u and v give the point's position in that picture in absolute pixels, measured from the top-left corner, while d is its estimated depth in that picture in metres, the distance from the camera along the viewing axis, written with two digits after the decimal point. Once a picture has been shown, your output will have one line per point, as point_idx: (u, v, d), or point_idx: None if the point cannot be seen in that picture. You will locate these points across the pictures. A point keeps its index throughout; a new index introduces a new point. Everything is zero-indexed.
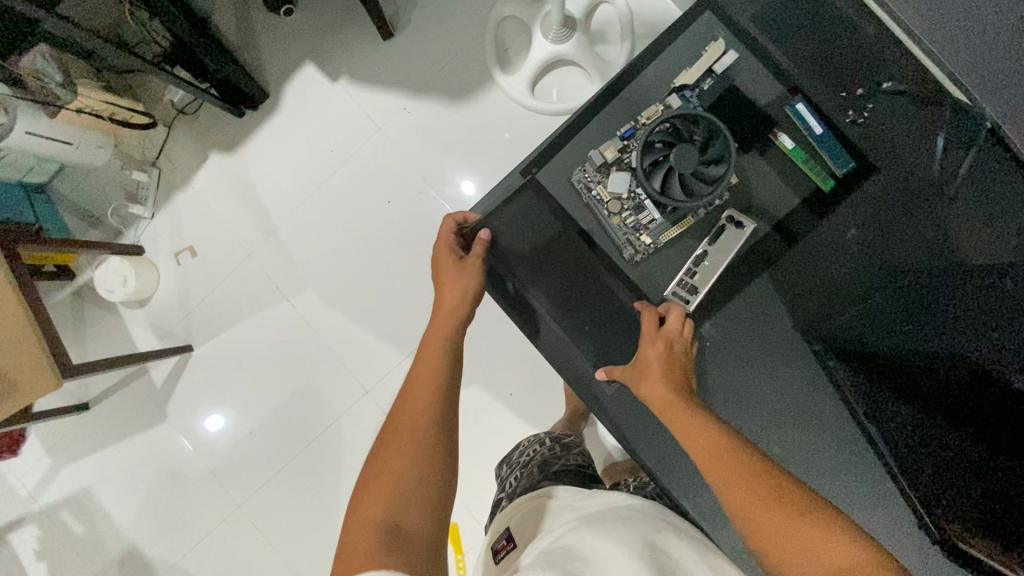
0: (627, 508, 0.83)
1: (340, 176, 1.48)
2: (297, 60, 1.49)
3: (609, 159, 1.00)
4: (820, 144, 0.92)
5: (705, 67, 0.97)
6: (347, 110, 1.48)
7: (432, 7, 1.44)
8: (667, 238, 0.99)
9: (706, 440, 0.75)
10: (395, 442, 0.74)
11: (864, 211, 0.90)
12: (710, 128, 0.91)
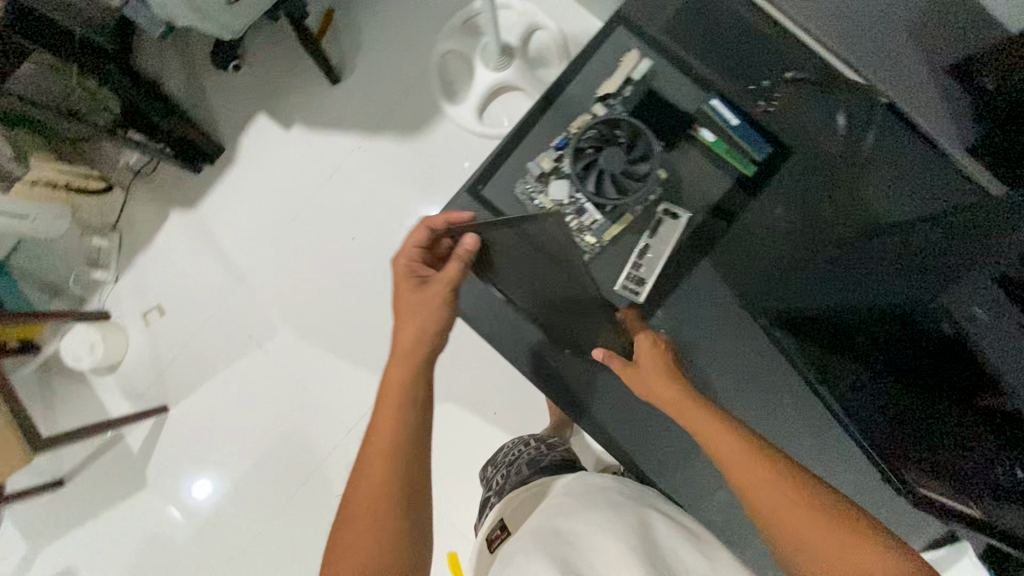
0: (614, 495, 0.82)
1: (303, 220, 1.46)
2: (249, 110, 1.49)
3: (546, 170, 0.98)
4: (740, 135, 0.92)
5: (624, 75, 0.96)
6: (303, 155, 1.47)
7: (376, 47, 1.47)
8: (611, 236, 0.97)
9: (720, 439, 0.71)
10: (367, 496, 0.68)
11: (785, 190, 0.91)
12: (633, 129, 0.92)
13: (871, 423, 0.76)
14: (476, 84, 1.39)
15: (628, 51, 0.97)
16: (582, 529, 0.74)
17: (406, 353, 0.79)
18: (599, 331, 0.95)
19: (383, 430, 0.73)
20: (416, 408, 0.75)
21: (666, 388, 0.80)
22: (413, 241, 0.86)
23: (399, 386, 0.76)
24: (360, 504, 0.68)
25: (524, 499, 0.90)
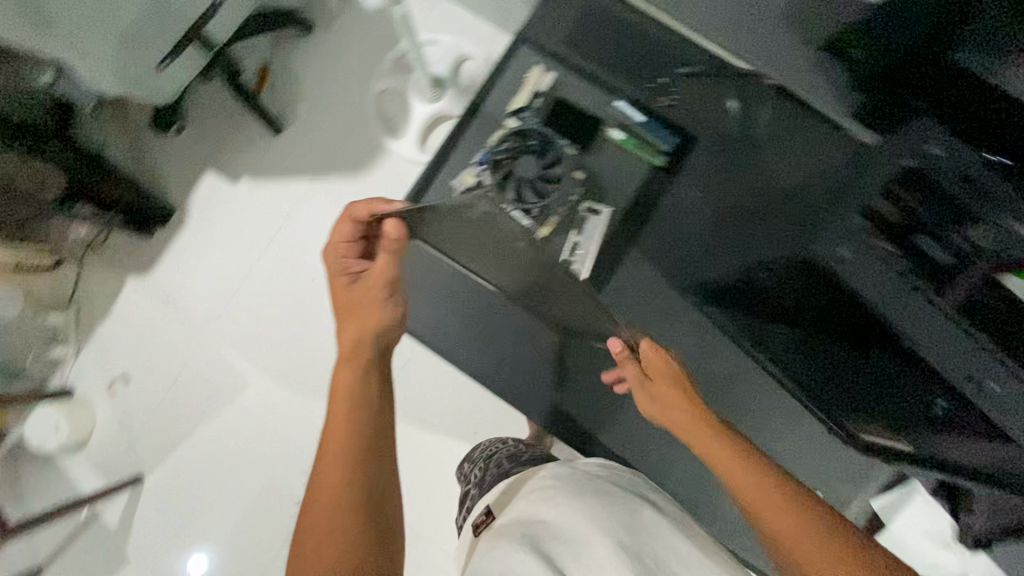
0: (595, 485, 0.86)
1: (262, 267, 1.48)
2: (196, 169, 1.52)
3: (470, 184, 1.06)
4: (644, 128, 1.02)
5: (532, 91, 1.07)
6: (255, 205, 1.49)
7: (314, 95, 1.51)
8: (542, 235, 1.03)
9: (737, 469, 0.71)
10: (328, 497, 0.71)
11: (700, 174, 1.03)
12: (544, 139, 1.04)
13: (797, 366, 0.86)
14: (413, 117, 1.45)
15: (531, 65, 1.08)
16: (567, 521, 0.78)
17: (350, 353, 0.82)
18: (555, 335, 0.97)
19: (337, 432, 0.75)
20: (368, 409, 0.78)
21: (684, 416, 0.78)
22: (342, 236, 0.84)
23: (348, 387, 0.79)
24: (321, 504, 0.71)
25: (508, 491, 0.94)
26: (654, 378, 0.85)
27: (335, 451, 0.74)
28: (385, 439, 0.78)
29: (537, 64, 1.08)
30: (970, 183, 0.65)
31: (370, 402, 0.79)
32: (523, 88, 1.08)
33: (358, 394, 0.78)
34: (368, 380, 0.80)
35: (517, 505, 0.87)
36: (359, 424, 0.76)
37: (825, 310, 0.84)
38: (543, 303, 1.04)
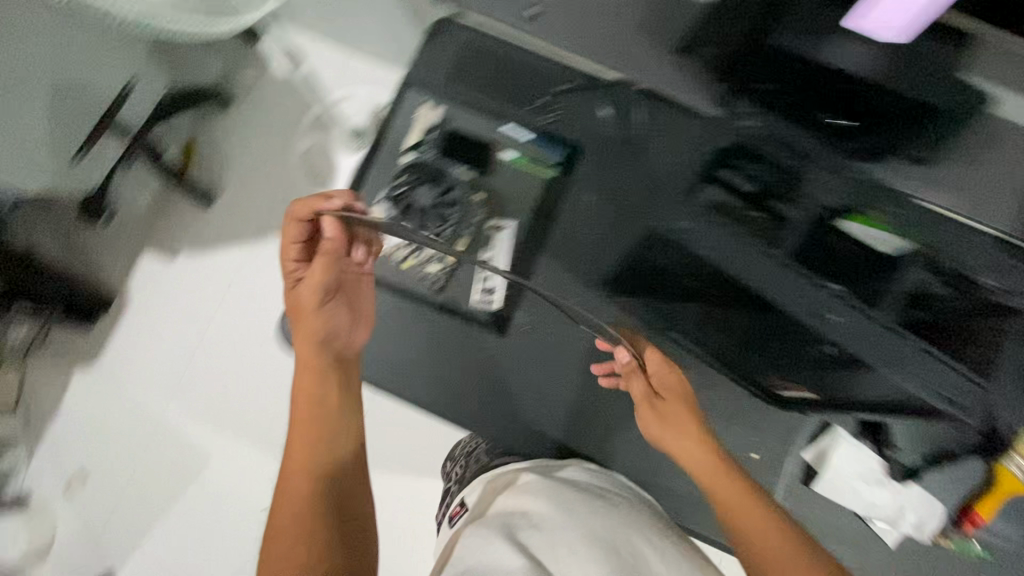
0: (570, 484, 0.92)
1: (213, 336, 1.48)
2: (132, 250, 1.52)
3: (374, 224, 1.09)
4: (532, 148, 1.05)
5: (423, 126, 1.10)
6: (198, 276, 1.51)
7: (241, 163, 1.56)
8: (450, 258, 1.09)
9: (747, 504, 0.80)
10: (296, 481, 0.84)
11: (595, 180, 1.04)
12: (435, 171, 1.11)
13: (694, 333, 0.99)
14: (342, 169, 1.53)
15: (415, 104, 1.09)
16: (546, 510, 0.84)
17: (305, 359, 0.90)
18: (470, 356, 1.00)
19: (301, 427, 0.88)
20: (328, 407, 0.90)
21: (689, 446, 0.85)
22: (293, 229, 0.90)
23: (308, 390, 0.90)
24: (292, 487, 0.84)
25: (490, 491, 0.95)
26: (668, 400, 0.88)
27: (301, 444, 0.87)
28: (345, 429, 0.91)
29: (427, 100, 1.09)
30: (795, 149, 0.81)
31: (332, 401, 0.90)
32: (416, 125, 1.10)
33: (317, 392, 0.89)
34: (326, 379, 0.90)
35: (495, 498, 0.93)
36: (321, 422, 0.88)
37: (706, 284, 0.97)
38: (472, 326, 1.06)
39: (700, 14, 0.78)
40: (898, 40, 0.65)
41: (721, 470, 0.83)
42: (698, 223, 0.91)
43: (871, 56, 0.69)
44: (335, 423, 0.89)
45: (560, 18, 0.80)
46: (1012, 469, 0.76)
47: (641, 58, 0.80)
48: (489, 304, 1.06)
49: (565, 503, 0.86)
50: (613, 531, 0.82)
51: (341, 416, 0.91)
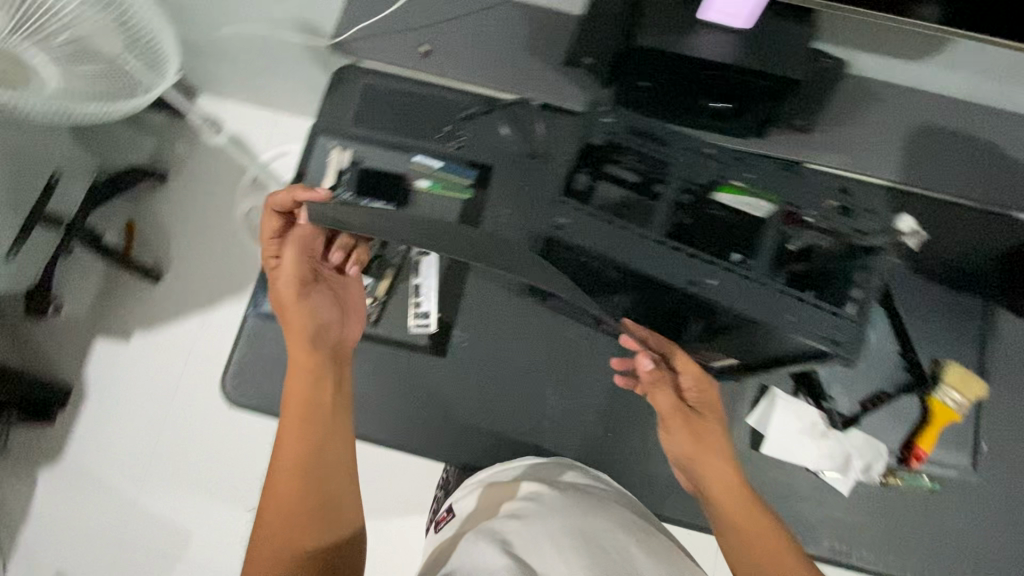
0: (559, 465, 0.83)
1: (180, 410, 1.46)
2: (85, 340, 1.50)
3: None
4: (448, 172, 0.91)
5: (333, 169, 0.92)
6: (156, 353, 1.49)
7: (183, 234, 1.56)
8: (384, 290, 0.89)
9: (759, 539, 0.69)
10: (285, 487, 0.69)
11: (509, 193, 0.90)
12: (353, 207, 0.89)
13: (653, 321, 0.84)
14: None
15: (329, 149, 0.93)
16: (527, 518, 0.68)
17: (295, 356, 0.76)
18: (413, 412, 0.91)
19: (289, 419, 0.73)
20: (330, 414, 0.75)
21: (722, 469, 0.75)
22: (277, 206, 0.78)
23: (301, 391, 0.74)
24: (274, 495, 0.69)
25: (483, 502, 0.77)
26: (703, 416, 0.79)
27: (289, 451, 0.70)
28: (339, 432, 0.75)
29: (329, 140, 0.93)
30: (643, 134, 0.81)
31: (333, 409, 0.75)
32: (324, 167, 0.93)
33: (313, 395, 0.74)
34: (322, 386, 0.75)
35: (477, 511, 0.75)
36: (317, 428, 0.73)
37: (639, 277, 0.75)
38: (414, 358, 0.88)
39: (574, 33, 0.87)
40: (744, 28, 0.73)
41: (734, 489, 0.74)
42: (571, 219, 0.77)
43: (735, 42, 0.74)
44: (326, 428, 0.74)
45: (450, 55, 0.91)
46: (942, 399, 0.82)
47: (525, 83, 0.91)
48: (428, 327, 0.88)
49: (570, 510, 0.71)
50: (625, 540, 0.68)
51: (339, 430, 0.75)
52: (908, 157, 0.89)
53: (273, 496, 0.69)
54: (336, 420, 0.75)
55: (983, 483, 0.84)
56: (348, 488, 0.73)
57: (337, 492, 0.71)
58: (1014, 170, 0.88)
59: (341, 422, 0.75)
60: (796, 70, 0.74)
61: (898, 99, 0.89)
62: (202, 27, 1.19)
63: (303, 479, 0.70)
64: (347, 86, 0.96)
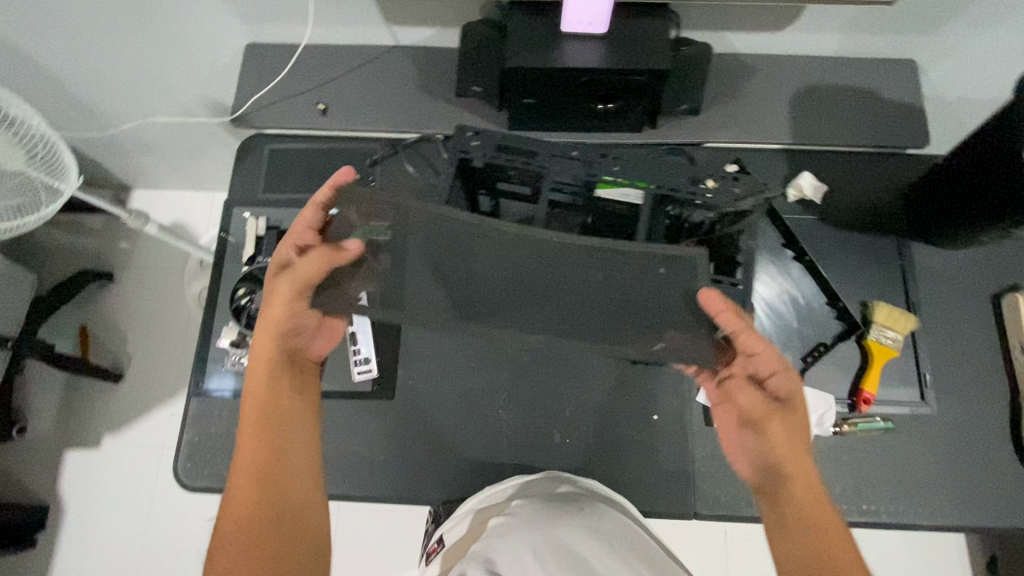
0: (551, 480, 0.81)
1: (164, 508, 1.43)
2: (55, 455, 1.46)
3: (238, 338, 0.87)
4: None
5: (253, 237, 0.93)
6: (128, 455, 1.46)
7: (138, 329, 1.54)
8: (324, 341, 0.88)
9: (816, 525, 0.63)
10: (247, 493, 0.65)
11: None
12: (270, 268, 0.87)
13: None
14: None
15: (245, 220, 0.95)
16: (510, 543, 0.67)
17: (259, 357, 0.75)
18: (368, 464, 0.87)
19: (251, 414, 0.71)
20: (289, 420, 0.73)
21: (790, 450, 0.70)
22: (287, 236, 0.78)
23: (259, 389, 0.73)
24: (230, 509, 0.65)
25: (470, 530, 0.75)
26: (789, 403, 0.73)
27: (247, 457, 0.68)
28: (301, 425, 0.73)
29: (247, 214, 0.95)
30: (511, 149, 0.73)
31: (291, 414, 0.73)
32: (247, 235, 0.94)
33: (270, 400, 0.73)
34: (280, 394, 0.74)
35: (467, 538, 0.74)
36: (276, 429, 0.71)
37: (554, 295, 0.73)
38: (367, 406, 0.88)
39: (457, 65, 0.89)
40: (603, 32, 0.78)
41: (802, 476, 0.68)
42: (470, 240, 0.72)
43: (600, 47, 0.79)
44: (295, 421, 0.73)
45: (347, 111, 0.95)
46: (878, 339, 0.84)
47: (423, 121, 0.94)
48: (370, 372, 0.88)
49: (549, 524, 0.70)
50: (604, 550, 0.67)
51: (300, 439, 0.72)
52: (795, 119, 0.93)
53: (229, 506, 0.65)
54: (296, 424, 0.73)
55: (936, 411, 0.86)
56: (313, 502, 0.69)
57: (302, 502, 0.68)
58: (895, 112, 0.93)
59: (299, 428, 0.73)
60: (661, 61, 0.78)
61: (772, 69, 0.94)
62: (113, 132, 1.22)
63: (264, 484, 0.66)
64: (256, 158, 0.99)
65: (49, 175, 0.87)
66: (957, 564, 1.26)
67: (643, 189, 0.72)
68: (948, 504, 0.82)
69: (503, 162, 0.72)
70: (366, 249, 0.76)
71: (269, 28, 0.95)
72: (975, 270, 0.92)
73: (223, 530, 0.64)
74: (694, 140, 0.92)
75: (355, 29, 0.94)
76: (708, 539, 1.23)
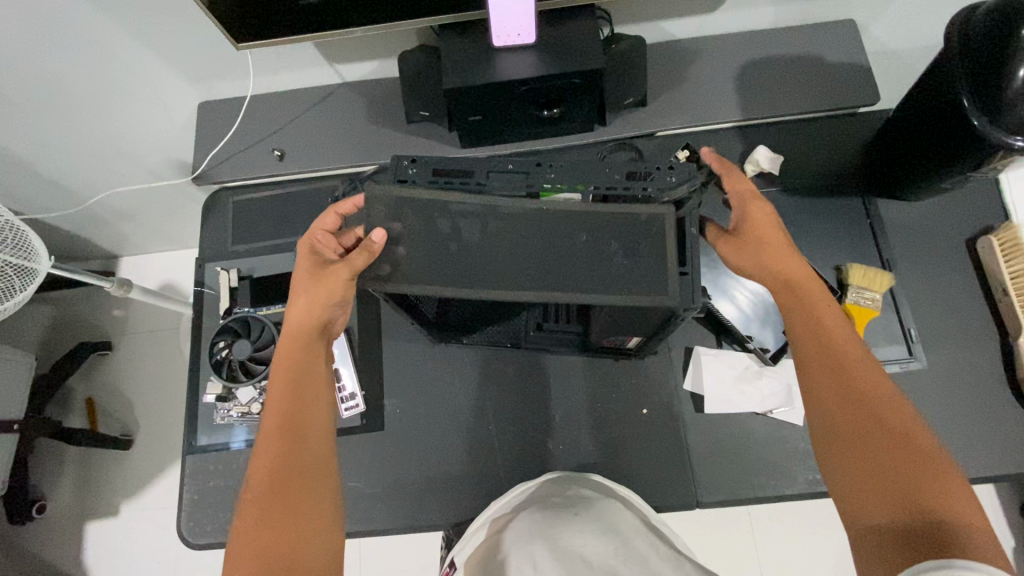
0: (568, 480, 0.79)
1: (188, 568, 1.41)
2: (75, 531, 1.44)
3: (223, 389, 0.89)
4: None
5: (228, 289, 0.95)
6: (149, 518, 1.45)
7: (140, 391, 1.55)
8: None
9: (849, 367, 0.57)
10: (270, 443, 0.59)
11: None
12: (243, 320, 0.89)
13: (548, 337, 0.85)
14: None
15: (218, 273, 0.97)
16: (517, 557, 0.60)
17: (296, 320, 0.68)
18: (371, 496, 0.86)
19: (283, 367, 0.65)
20: (316, 389, 0.64)
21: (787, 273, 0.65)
22: (322, 226, 0.72)
23: (291, 351, 0.66)
24: (259, 455, 0.59)
25: (480, 547, 0.69)
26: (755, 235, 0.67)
27: (270, 418, 0.61)
28: (323, 395, 0.64)
29: (218, 267, 0.97)
30: (454, 171, 0.64)
31: (317, 381, 0.65)
32: (221, 288, 0.96)
33: (299, 365, 0.65)
34: (308, 361, 0.66)
35: (478, 555, 0.68)
36: (297, 398, 0.62)
37: (546, 274, 0.61)
38: (361, 438, 0.88)
39: (402, 93, 0.90)
40: (531, 42, 0.78)
41: (833, 309, 0.62)
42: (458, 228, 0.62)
43: (532, 56, 0.79)
44: (323, 388, 0.65)
45: (304, 154, 0.97)
46: (858, 301, 0.83)
47: (378, 152, 0.96)
48: (358, 407, 0.88)
49: (551, 530, 0.63)
50: (613, 548, 0.61)
51: (324, 405, 0.64)
52: (742, 94, 0.93)
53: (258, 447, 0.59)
54: (317, 395, 0.64)
55: (926, 363, 0.85)
56: (327, 469, 0.60)
57: (325, 474, 0.59)
58: (841, 73, 0.92)
59: (324, 399, 0.64)
60: (594, 60, 0.79)
61: (711, 50, 0.95)
62: (84, 207, 1.23)
63: (289, 445, 0.59)
64: (221, 211, 1.01)
65: (22, 258, 0.89)
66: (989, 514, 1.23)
67: (581, 193, 0.63)
68: (955, 458, 0.81)
69: (441, 187, 0.63)
70: (391, 239, 0.62)
71: (217, 84, 0.97)
72: (946, 219, 0.91)
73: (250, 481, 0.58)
74: (645, 131, 0.93)
75: (300, 73, 0.96)
76: (730, 526, 1.22)
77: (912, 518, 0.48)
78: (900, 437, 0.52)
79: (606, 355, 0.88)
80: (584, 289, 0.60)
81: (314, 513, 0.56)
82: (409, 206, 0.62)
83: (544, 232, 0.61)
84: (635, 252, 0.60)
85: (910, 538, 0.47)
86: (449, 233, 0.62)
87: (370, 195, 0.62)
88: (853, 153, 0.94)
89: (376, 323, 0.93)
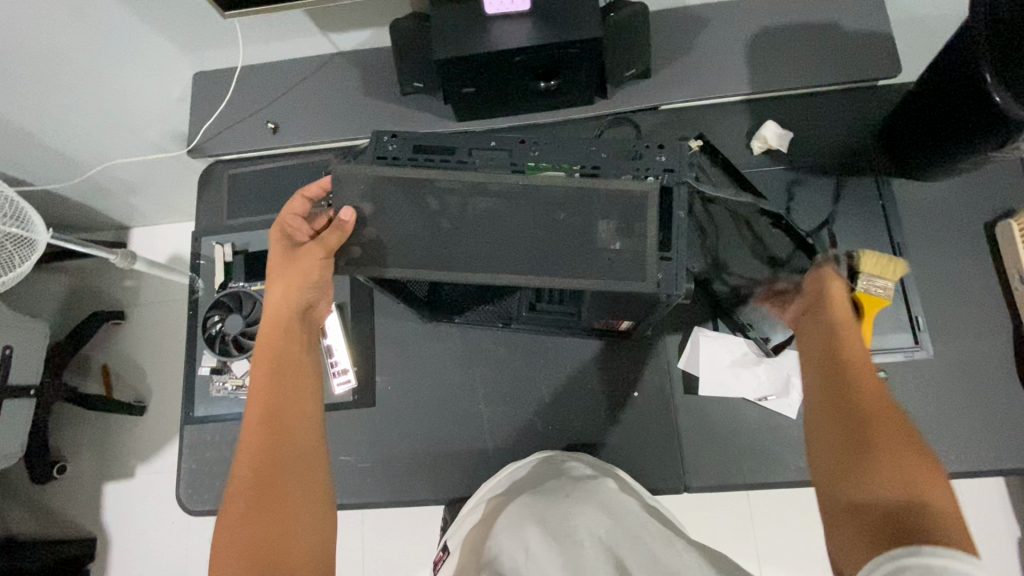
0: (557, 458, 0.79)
1: (198, 530, 1.46)
2: (93, 492, 1.50)
3: (218, 362, 0.91)
4: None
5: (223, 263, 0.96)
6: (162, 480, 1.50)
7: (150, 359, 1.58)
8: None
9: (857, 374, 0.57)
10: (252, 432, 0.59)
11: None
12: (235, 294, 0.89)
13: (537, 318, 0.84)
14: None
15: (213, 246, 0.97)
16: (509, 539, 0.59)
17: (277, 310, 0.68)
18: (361, 468, 0.87)
19: (262, 357, 0.65)
20: (298, 377, 0.64)
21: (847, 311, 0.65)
22: (292, 210, 0.71)
23: (270, 342, 0.66)
24: (244, 449, 0.59)
25: (474, 525, 0.69)
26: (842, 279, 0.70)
27: (254, 408, 0.61)
28: (302, 382, 0.64)
29: (214, 240, 0.98)
30: (437, 147, 0.63)
31: (297, 367, 0.65)
32: (216, 262, 0.97)
33: (280, 354, 0.65)
34: (290, 352, 0.66)
35: (472, 534, 0.68)
36: (281, 384, 0.63)
37: (529, 254, 0.60)
38: (354, 412, 0.89)
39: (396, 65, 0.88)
40: (526, 8, 0.75)
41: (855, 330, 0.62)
42: (443, 205, 0.60)
43: (526, 25, 0.76)
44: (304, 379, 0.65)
45: (297, 127, 0.95)
46: (867, 290, 0.79)
47: (373, 126, 0.94)
48: (349, 382, 0.88)
49: (542, 509, 0.62)
50: (604, 533, 0.59)
51: (305, 392, 0.63)
52: (752, 66, 0.88)
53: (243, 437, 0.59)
54: (302, 383, 0.64)
55: (931, 352, 0.82)
56: (305, 461, 0.59)
57: (303, 460, 0.59)
58: (858, 44, 0.87)
59: (309, 388, 0.64)
60: (593, 29, 0.74)
61: (721, 19, 0.89)
62: (87, 179, 1.23)
63: (270, 435, 0.59)
64: (218, 185, 1.00)
65: (20, 229, 0.90)
66: (1004, 514, 1.12)
67: (566, 172, 0.61)
68: (953, 449, 0.79)
69: (422, 163, 0.62)
70: (364, 217, 0.62)
71: (210, 54, 0.95)
72: (964, 200, 0.87)
73: (237, 470, 0.58)
74: (647, 105, 0.89)
75: (293, 43, 0.94)
76: (725, 508, 1.21)
77: (899, 505, 0.45)
78: (902, 440, 0.50)
79: (597, 336, 0.87)
80: (563, 271, 0.59)
81: (294, 495, 0.56)
82: (387, 185, 0.61)
83: (529, 211, 0.60)
84: (619, 231, 0.59)
85: (894, 526, 0.44)
86: (439, 210, 0.60)
87: (340, 177, 0.61)
88: (867, 130, 0.89)
89: (369, 299, 0.92)
